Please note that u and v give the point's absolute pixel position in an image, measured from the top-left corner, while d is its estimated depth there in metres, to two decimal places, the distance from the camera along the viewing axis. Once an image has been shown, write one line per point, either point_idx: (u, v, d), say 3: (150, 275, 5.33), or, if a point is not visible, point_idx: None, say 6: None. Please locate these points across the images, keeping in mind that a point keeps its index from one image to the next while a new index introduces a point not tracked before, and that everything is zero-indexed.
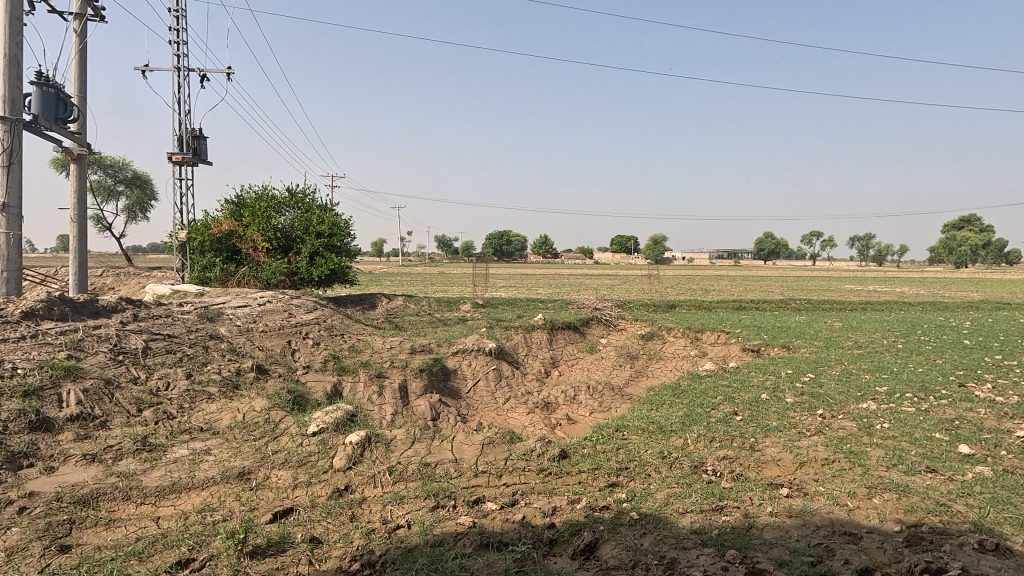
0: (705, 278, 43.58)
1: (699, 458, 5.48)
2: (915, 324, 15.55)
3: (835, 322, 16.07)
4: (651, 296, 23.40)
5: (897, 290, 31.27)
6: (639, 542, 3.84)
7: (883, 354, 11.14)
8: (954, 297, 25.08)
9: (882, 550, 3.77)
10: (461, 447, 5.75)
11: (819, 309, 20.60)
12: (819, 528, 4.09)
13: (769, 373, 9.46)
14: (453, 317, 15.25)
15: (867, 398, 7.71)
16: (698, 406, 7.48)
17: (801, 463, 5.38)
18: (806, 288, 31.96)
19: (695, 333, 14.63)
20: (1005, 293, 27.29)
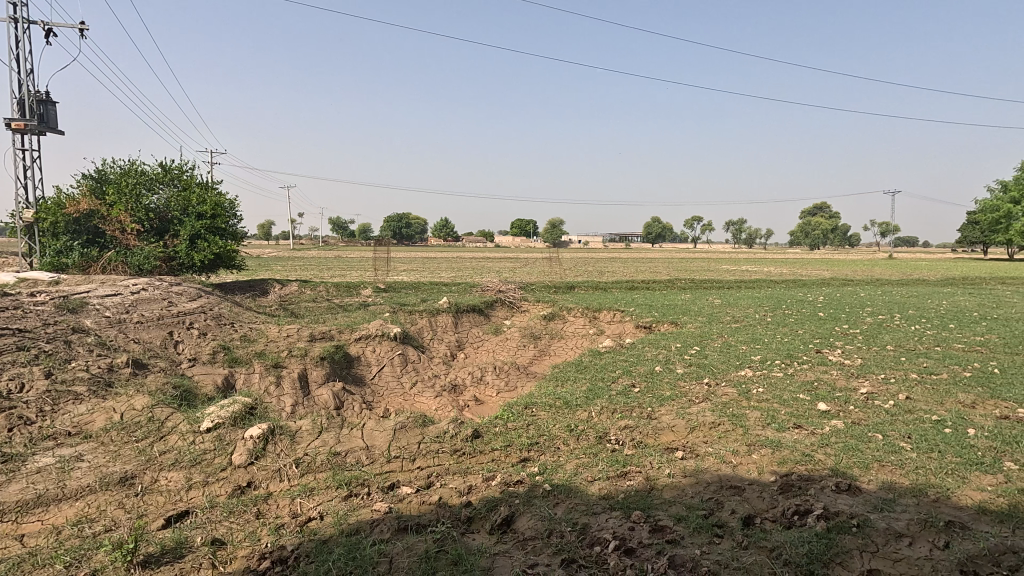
0: (599, 260, 45.82)
1: (603, 429, 5.82)
2: (779, 299, 17.54)
3: (715, 299, 17.62)
4: (551, 278, 24.11)
5: (764, 269, 35.00)
6: (553, 511, 4.03)
7: (755, 326, 12.46)
8: (810, 276, 28.42)
9: (761, 498, 4.28)
10: (372, 434, 5.62)
11: (701, 287, 22.44)
12: (709, 484, 4.54)
13: (660, 347, 10.21)
14: (354, 302, 14.76)
15: (744, 366, 8.60)
16: (599, 380, 7.91)
17: (692, 427, 5.90)
18: (689, 269, 34.71)
19: (593, 312, 15.37)
20: (849, 272, 31.37)
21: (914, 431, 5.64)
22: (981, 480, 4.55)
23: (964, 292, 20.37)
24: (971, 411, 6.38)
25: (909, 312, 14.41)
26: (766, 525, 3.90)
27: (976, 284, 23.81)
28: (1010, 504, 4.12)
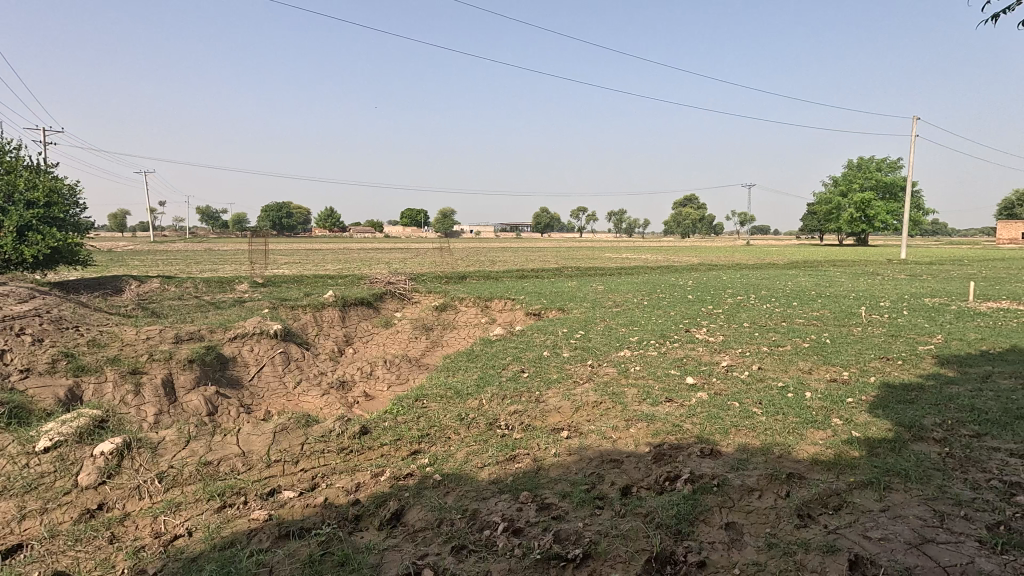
0: (489, 249, 46.29)
1: (493, 416, 5.93)
2: (655, 284, 18.93)
3: (599, 286, 18.60)
4: (443, 268, 23.97)
5: (642, 256, 37.51)
6: (443, 500, 4.04)
7: (634, 309, 13.36)
8: (681, 262, 31.02)
9: (637, 469, 4.63)
10: (249, 438, 5.24)
11: (586, 275, 23.56)
12: (592, 460, 4.81)
13: (548, 333, 10.59)
14: (227, 298, 13.59)
15: (624, 347, 9.20)
16: (490, 368, 8.04)
17: (577, 407, 6.20)
18: (575, 257, 36.26)
19: (485, 301, 15.53)
20: (714, 257, 34.69)
21: (764, 397, 6.41)
22: (814, 435, 5.29)
23: (803, 274, 23.45)
24: (808, 376, 7.37)
25: (761, 293, 16.25)
26: (641, 492, 4.22)
27: (812, 266, 27.50)
28: (835, 453, 4.84)
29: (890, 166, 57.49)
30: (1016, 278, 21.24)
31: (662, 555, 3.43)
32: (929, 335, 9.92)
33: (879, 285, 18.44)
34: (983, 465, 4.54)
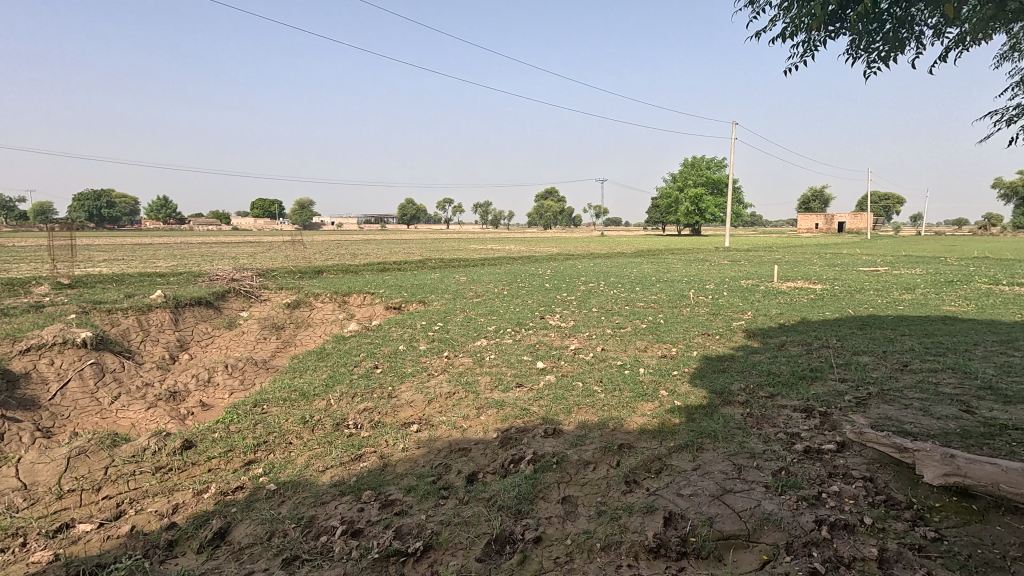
0: (351, 242, 44.26)
1: (341, 415, 5.68)
2: (516, 274, 19.52)
3: (461, 277, 18.70)
4: (296, 263, 22.40)
5: (506, 247, 38.50)
6: (276, 511, 3.77)
7: (494, 299, 13.65)
8: (541, 252, 32.34)
9: (484, 455, 4.73)
10: (36, 469, 4.44)
11: (450, 266, 23.56)
12: (440, 451, 4.82)
13: (406, 326, 10.40)
14: (20, 304, 11.37)
15: (481, 336, 9.35)
16: (341, 366, 7.68)
17: (430, 400, 6.17)
18: (440, 249, 36.06)
19: (342, 296, 14.82)
20: (571, 247, 36.70)
21: (605, 375, 6.91)
22: (644, 407, 5.83)
23: (647, 261, 25.75)
24: (643, 354, 8.11)
25: (610, 280, 17.52)
26: (486, 478, 4.32)
27: (655, 255, 30.38)
28: (659, 422, 5.37)
29: (717, 165, 65.22)
30: (808, 261, 25.44)
31: (502, 536, 3.53)
32: (742, 312, 11.45)
33: (707, 270, 20.90)
34: (773, 421, 5.34)
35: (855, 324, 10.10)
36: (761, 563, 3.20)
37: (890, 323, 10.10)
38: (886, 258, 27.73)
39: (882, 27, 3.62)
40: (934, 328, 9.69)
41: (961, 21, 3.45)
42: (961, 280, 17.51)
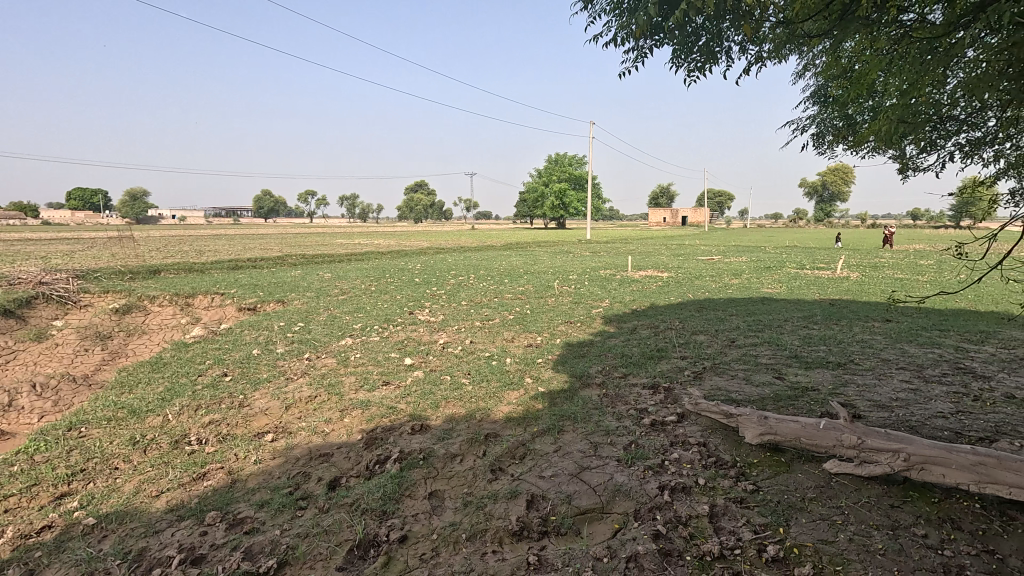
0: (196, 237, 39.71)
1: (181, 432, 5.09)
2: (384, 269, 18.95)
3: (325, 274, 17.73)
4: (126, 262, 19.59)
5: (374, 242, 37.14)
6: (95, 550, 3.28)
7: (361, 296, 13.12)
8: (411, 246, 31.71)
9: (347, 459, 4.53)
10: None
11: (313, 262, 22.23)
12: (299, 459, 4.53)
13: (262, 329, 9.60)
14: None
15: (346, 335, 8.93)
16: (182, 376, 6.87)
17: (287, 406, 5.76)
18: (302, 244, 33.77)
19: (185, 298, 13.26)
20: (442, 242, 36.45)
21: (473, 368, 6.99)
22: (510, 396, 6.00)
23: (516, 254, 26.51)
24: (510, 344, 8.33)
25: (479, 273, 17.75)
26: (349, 482, 4.15)
27: (523, 248, 31.37)
28: (524, 409, 5.56)
29: (578, 162, 69.11)
30: (658, 252, 28.00)
31: (365, 540, 3.41)
32: (600, 300, 12.27)
33: (571, 262, 22.08)
34: (625, 399, 5.80)
35: (695, 307, 11.33)
36: (614, 531, 3.45)
37: (722, 305, 11.48)
38: (720, 248, 31.51)
39: (700, 39, 4.04)
40: (755, 308, 11.21)
41: (760, 39, 3.96)
42: (776, 266, 20.47)
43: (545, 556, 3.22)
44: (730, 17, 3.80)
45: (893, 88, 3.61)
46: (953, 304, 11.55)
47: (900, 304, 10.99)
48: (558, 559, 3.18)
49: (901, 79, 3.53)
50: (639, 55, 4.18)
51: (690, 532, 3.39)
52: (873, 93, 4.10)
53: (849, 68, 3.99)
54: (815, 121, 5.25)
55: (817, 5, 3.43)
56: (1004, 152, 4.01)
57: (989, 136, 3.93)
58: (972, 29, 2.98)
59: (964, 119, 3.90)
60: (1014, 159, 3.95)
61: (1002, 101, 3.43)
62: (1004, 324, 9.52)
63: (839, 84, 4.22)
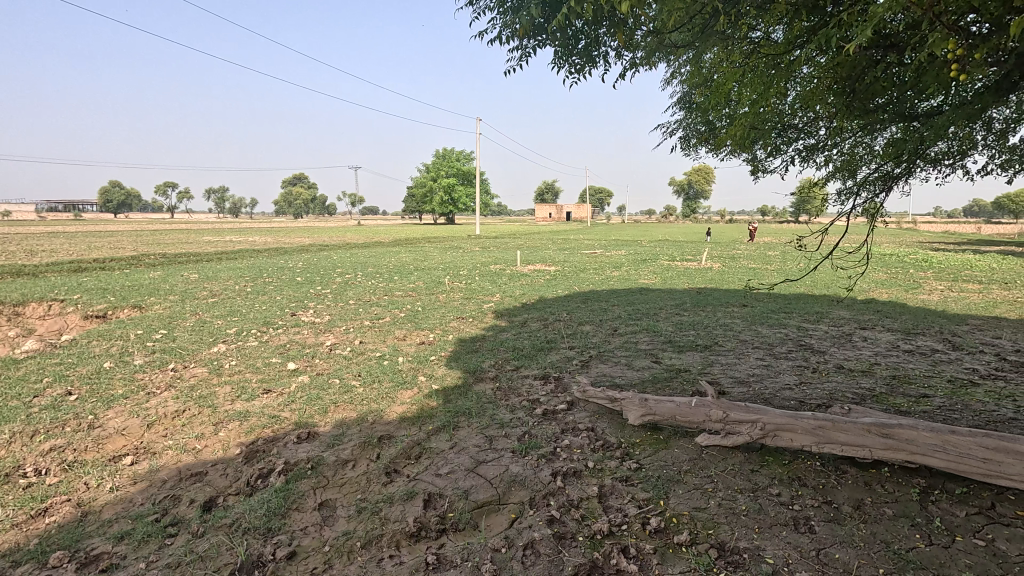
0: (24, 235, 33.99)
1: (12, 464, 4.35)
2: (261, 268, 17.63)
3: (191, 274, 16.07)
4: None
5: (248, 239, 34.35)
6: None
7: (235, 298, 12.09)
8: (291, 243, 29.80)
9: (224, 476, 4.17)
10: None
11: (177, 262, 20.06)
12: (166, 481, 4.08)
13: (115, 338, 8.47)
14: None
15: (218, 342, 8.17)
16: (11, 399, 5.85)
17: (150, 424, 5.15)
18: (162, 242, 30.30)
19: (11, 307, 11.30)
20: (325, 238, 34.65)
21: (363, 369, 6.74)
22: (403, 395, 5.87)
23: (405, 250, 25.98)
24: (402, 343, 8.15)
25: (367, 271, 17.14)
26: (228, 501, 3.82)
27: (412, 244, 30.83)
28: (418, 408, 5.48)
29: (466, 158, 69.36)
30: (544, 246, 28.99)
31: (248, 562, 3.16)
32: (491, 295, 12.42)
33: (461, 257, 22.10)
34: (518, 391, 5.94)
35: (580, 299, 11.87)
36: (510, 521, 3.52)
37: (605, 297, 12.14)
38: (602, 242, 33.29)
39: (579, 42, 4.21)
40: (634, 298, 12.01)
41: (633, 46, 4.22)
42: (651, 258, 22.07)
43: (444, 554, 3.20)
44: (607, 24, 4.00)
45: (745, 97, 4.02)
46: (795, 289, 13.23)
47: (754, 290, 12.38)
48: (457, 555, 3.18)
49: (750, 90, 3.95)
50: (523, 54, 4.27)
51: (582, 513, 3.56)
52: (729, 102, 4.54)
53: (709, 77, 4.37)
54: (681, 125, 5.68)
55: (682, 18, 3.72)
56: (831, 157, 4.63)
57: (820, 143, 4.52)
58: (807, 49, 3.41)
59: (801, 128, 4.45)
60: (839, 164, 4.58)
61: (829, 113, 3.97)
62: (833, 305, 11.11)
63: (701, 92, 4.62)
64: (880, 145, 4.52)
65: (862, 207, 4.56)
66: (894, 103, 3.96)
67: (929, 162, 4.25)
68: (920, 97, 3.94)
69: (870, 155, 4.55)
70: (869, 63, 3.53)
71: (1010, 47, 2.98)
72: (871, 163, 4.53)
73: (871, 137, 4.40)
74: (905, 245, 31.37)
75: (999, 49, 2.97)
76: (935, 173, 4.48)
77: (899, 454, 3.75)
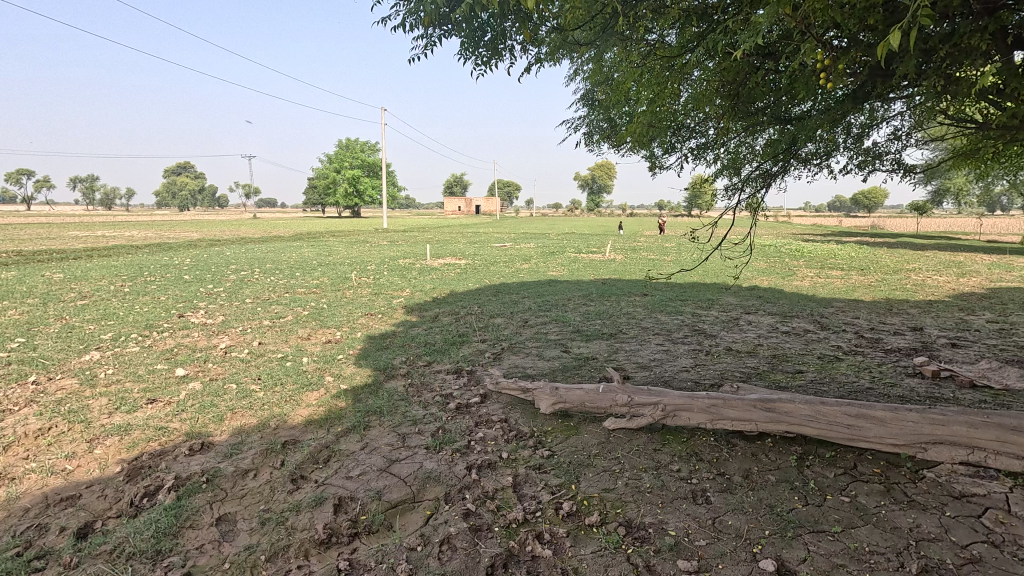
0: None
1: None
2: (141, 266, 15.98)
3: (55, 274, 14.21)
4: None
5: (124, 233, 30.99)
6: None
7: (110, 299, 10.85)
8: (176, 238, 27.23)
9: (102, 498, 3.74)
10: None
11: (35, 261, 17.64)
12: (30, 510, 3.59)
13: None
14: None
15: (91, 349, 7.30)
16: None
17: (6, 445, 4.50)
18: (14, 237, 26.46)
19: None
20: (216, 232, 32.09)
21: (263, 371, 6.33)
22: (308, 397, 5.59)
23: (306, 245, 24.68)
24: (306, 342, 7.75)
25: (265, 267, 16.09)
26: (108, 525, 3.44)
27: (315, 238, 29.44)
28: (325, 410, 5.24)
29: (371, 149, 67.27)
30: (454, 239, 28.80)
31: None
32: (401, 290, 12.15)
33: (368, 251, 21.44)
34: (431, 386, 5.87)
35: (491, 292, 11.96)
36: (426, 518, 3.48)
37: (515, 289, 12.30)
38: (511, 235, 33.73)
39: (486, 35, 4.21)
40: (543, 290, 12.28)
41: (538, 42, 4.27)
42: (558, 251, 22.68)
43: (357, 559, 3.10)
44: (513, 18, 4.03)
45: (643, 97, 4.24)
46: (689, 278, 14.21)
47: (653, 280, 13.13)
48: (371, 558, 3.09)
49: (648, 90, 4.17)
50: (428, 43, 4.19)
51: (497, 504, 3.60)
52: (629, 100, 4.74)
53: (610, 76, 4.54)
54: (584, 120, 5.86)
55: (584, 16, 3.84)
56: (719, 156, 4.99)
57: (710, 143, 4.86)
58: (698, 53, 3.66)
59: (693, 127, 4.75)
60: (726, 162, 4.94)
61: (718, 114, 4.27)
62: (723, 292, 12.07)
63: (603, 90, 4.79)
64: (760, 145, 4.94)
65: (746, 201, 4.96)
66: (772, 106, 4.35)
67: (801, 161, 4.71)
68: (793, 102, 4.35)
69: (752, 154, 4.96)
70: (751, 69, 3.85)
71: (863, 60, 3.39)
72: (754, 161, 4.94)
73: (753, 138, 4.79)
74: (781, 236, 34.80)
75: (856, 61, 3.37)
76: (806, 171, 4.97)
77: (780, 426, 4.16)
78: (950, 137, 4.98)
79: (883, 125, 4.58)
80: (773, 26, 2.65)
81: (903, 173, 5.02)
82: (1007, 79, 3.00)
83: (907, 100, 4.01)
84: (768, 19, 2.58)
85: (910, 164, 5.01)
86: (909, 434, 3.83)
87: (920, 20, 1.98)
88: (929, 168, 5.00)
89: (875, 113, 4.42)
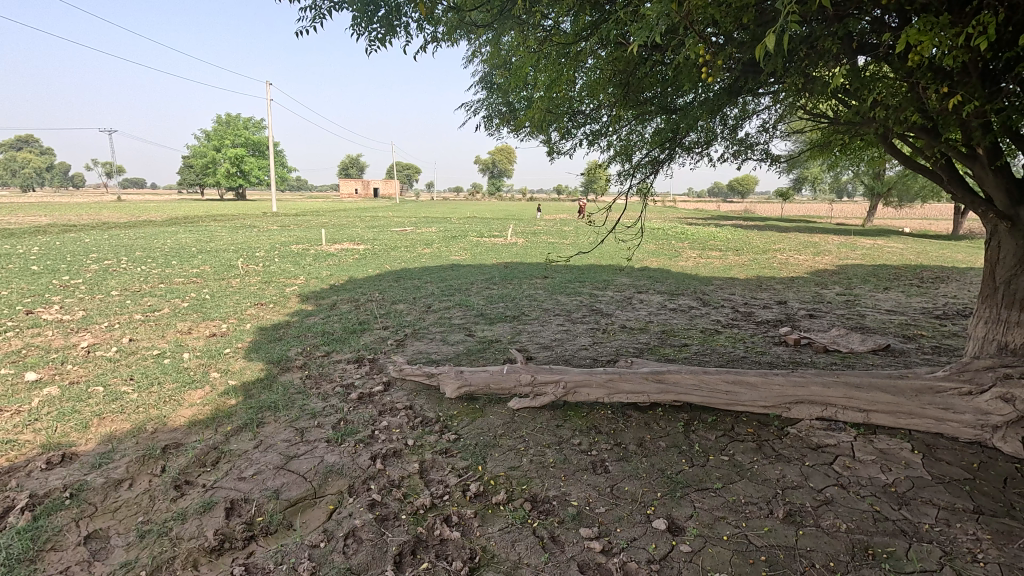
0: None
1: None
2: None
3: None
4: None
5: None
6: None
7: None
8: (18, 223, 23.47)
9: None
10: None
11: None
12: None
13: None
14: None
15: None
16: None
17: None
18: None
19: None
20: (69, 216, 27.97)
21: (136, 371, 5.71)
22: (192, 396, 5.13)
23: (183, 229, 22.44)
24: (186, 337, 7.08)
25: (134, 254, 14.44)
26: None
27: (193, 222, 26.88)
28: (211, 408, 4.85)
29: (256, 127, 62.51)
30: (351, 224, 27.61)
31: None
32: (294, 277, 11.47)
33: (256, 237, 19.97)
34: (330, 377, 5.63)
35: (392, 277, 11.65)
36: (329, 513, 3.36)
37: (417, 274, 12.08)
38: (411, 219, 32.96)
39: (379, 9, 4.01)
40: (445, 274, 12.16)
41: (435, 20, 4.17)
42: (460, 235, 22.55)
43: (254, 563, 2.93)
44: None
45: (540, 82, 4.29)
46: (586, 261, 14.80)
47: (553, 262, 13.52)
48: (269, 560, 2.94)
49: (544, 75, 4.23)
50: (317, 15, 3.91)
51: (404, 491, 3.55)
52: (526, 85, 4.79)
53: (507, 59, 4.55)
54: (483, 103, 5.80)
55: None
56: (612, 142, 5.19)
57: (603, 129, 5.04)
58: (592, 42, 3.78)
59: (588, 114, 4.89)
60: (618, 149, 5.17)
61: (611, 102, 4.44)
62: (616, 273, 12.71)
63: (501, 74, 4.80)
64: (649, 133, 5.20)
65: (637, 186, 5.21)
66: (659, 97, 4.60)
67: (684, 149, 5.03)
68: (677, 94, 4.62)
69: (642, 142, 5.20)
70: (640, 60, 4.04)
71: (737, 57, 3.68)
72: (643, 148, 5.20)
73: (643, 126, 5.03)
74: (667, 220, 37.29)
75: (731, 57, 3.64)
76: (689, 158, 5.32)
77: (669, 395, 4.48)
78: (809, 129, 5.55)
79: (753, 118, 5.01)
80: (661, 19, 2.78)
81: (770, 162, 5.55)
82: (852, 80, 3.38)
83: (773, 95, 4.41)
84: (657, 12, 2.69)
85: (776, 153, 5.54)
86: (776, 396, 4.30)
87: (791, 23, 2.15)
88: (791, 157, 5.56)
89: (747, 106, 4.82)
